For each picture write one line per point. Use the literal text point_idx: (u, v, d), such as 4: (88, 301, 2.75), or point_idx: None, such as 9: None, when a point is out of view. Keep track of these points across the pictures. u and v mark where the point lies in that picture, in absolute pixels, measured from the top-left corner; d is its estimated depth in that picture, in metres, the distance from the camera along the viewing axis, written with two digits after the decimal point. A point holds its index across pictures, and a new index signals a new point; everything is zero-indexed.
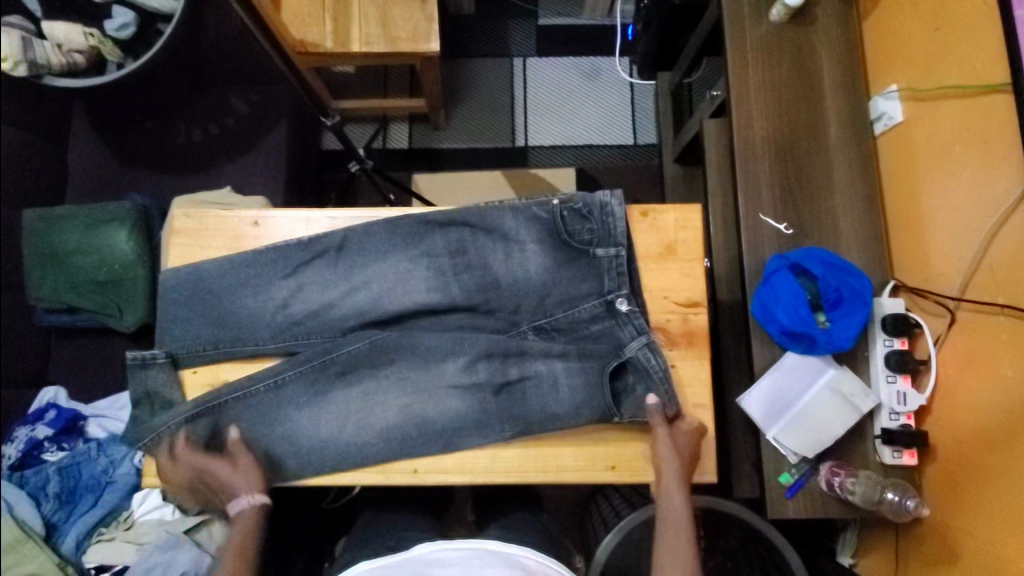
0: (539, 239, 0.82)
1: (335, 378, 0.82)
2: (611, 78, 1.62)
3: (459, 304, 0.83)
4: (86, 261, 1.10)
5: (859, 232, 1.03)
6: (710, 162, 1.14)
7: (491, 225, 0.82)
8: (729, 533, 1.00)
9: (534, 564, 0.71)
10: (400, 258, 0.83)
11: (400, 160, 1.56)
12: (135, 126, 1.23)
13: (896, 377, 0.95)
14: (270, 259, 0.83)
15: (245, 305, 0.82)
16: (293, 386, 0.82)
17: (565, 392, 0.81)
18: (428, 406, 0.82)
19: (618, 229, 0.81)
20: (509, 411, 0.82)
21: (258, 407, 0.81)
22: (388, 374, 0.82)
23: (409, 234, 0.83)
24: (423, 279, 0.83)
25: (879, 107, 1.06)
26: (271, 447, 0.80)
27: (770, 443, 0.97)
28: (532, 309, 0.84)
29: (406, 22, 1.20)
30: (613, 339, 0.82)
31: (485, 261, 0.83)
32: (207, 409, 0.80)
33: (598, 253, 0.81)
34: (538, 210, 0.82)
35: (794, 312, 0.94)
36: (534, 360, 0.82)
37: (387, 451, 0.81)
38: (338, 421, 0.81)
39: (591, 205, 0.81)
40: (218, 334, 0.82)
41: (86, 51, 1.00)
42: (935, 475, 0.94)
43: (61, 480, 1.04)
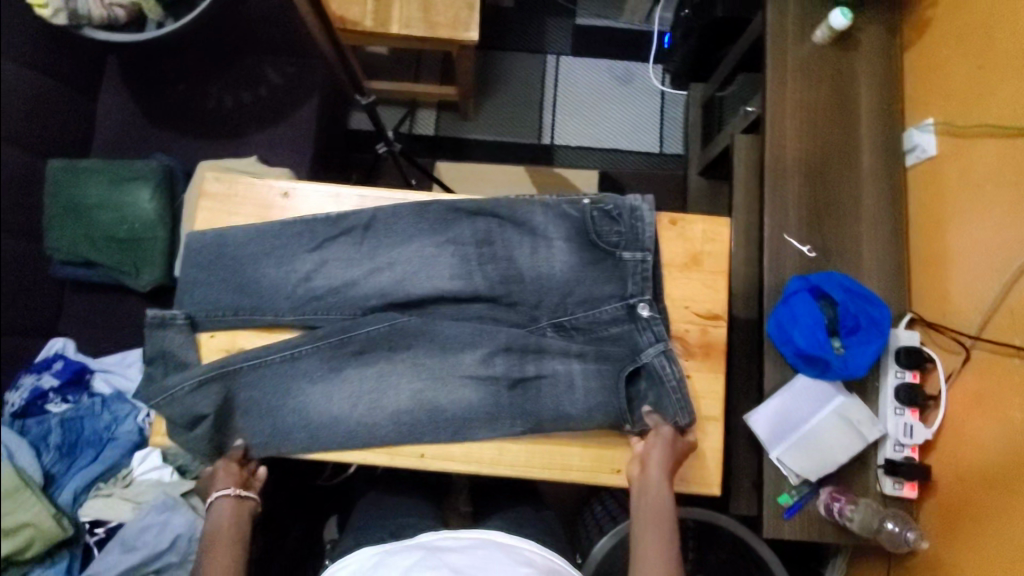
0: (566, 237, 0.83)
1: (350, 358, 0.82)
2: (642, 85, 1.62)
3: (481, 294, 0.83)
4: (107, 216, 1.09)
5: (881, 262, 1.04)
6: (738, 178, 1.14)
7: (521, 219, 0.83)
8: (717, 548, 1.00)
9: (539, 558, 0.70)
10: (426, 242, 0.83)
11: (425, 146, 1.56)
12: (167, 87, 1.23)
13: (905, 410, 0.95)
14: (298, 232, 0.83)
15: (269, 275, 0.83)
16: (309, 359, 0.82)
17: (581, 393, 0.81)
18: (441, 394, 0.82)
19: (646, 234, 0.81)
20: (521, 407, 0.81)
21: (267, 377, 0.81)
22: (401, 358, 0.83)
23: (438, 219, 0.84)
24: (447, 266, 0.83)
25: (913, 138, 1.06)
26: (281, 418, 0.81)
27: (773, 463, 0.97)
28: (553, 305, 0.84)
29: (447, 9, 1.20)
30: (631, 343, 0.82)
31: (511, 254, 0.83)
32: (219, 375, 0.79)
33: (624, 256, 0.82)
34: (568, 207, 0.83)
35: (810, 334, 0.94)
36: (547, 358, 0.82)
37: (396, 433, 0.81)
38: (350, 400, 0.81)
39: (621, 208, 0.82)
40: (239, 301, 0.83)
41: (128, 6, 0.99)
42: (933, 512, 0.93)
43: (63, 433, 1.03)
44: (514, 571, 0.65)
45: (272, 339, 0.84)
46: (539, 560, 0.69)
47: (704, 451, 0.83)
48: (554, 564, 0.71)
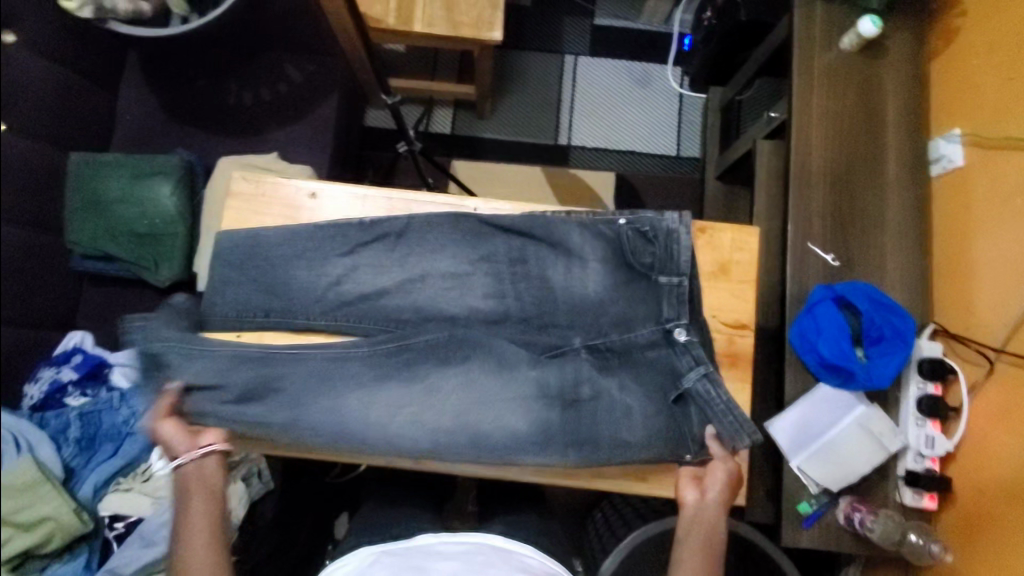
0: (602, 258, 0.84)
1: (401, 365, 0.81)
2: (661, 87, 1.61)
3: (513, 315, 0.85)
4: (127, 211, 1.09)
5: (904, 272, 1.03)
6: (758, 185, 1.14)
7: (556, 240, 0.84)
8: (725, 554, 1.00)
9: (538, 564, 0.71)
10: (460, 256, 0.84)
11: (441, 146, 1.56)
12: (188, 83, 1.23)
13: (927, 421, 0.95)
14: (329, 235, 0.84)
15: (298, 276, 0.83)
16: (355, 362, 0.80)
17: (639, 420, 0.80)
18: (487, 414, 0.79)
19: (682, 257, 0.81)
20: (554, 429, 0.80)
21: (312, 369, 0.79)
22: (452, 374, 0.80)
23: (472, 237, 0.85)
24: (481, 285, 0.84)
25: (939, 149, 1.05)
26: (320, 420, 0.78)
27: (794, 472, 0.97)
28: (588, 326, 0.84)
29: (471, 8, 1.19)
30: (668, 367, 0.82)
31: (545, 274, 0.84)
32: (258, 383, 0.78)
33: (660, 279, 0.82)
34: (604, 227, 0.84)
35: (835, 344, 0.94)
36: (598, 377, 0.82)
37: (434, 449, 0.79)
38: (392, 411, 0.79)
39: (657, 229, 0.82)
40: (267, 301, 0.83)
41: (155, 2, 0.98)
42: (951, 524, 0.93)
43: (82, 427, 1.04)
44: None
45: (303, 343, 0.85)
46: (535, 568, 0.70)
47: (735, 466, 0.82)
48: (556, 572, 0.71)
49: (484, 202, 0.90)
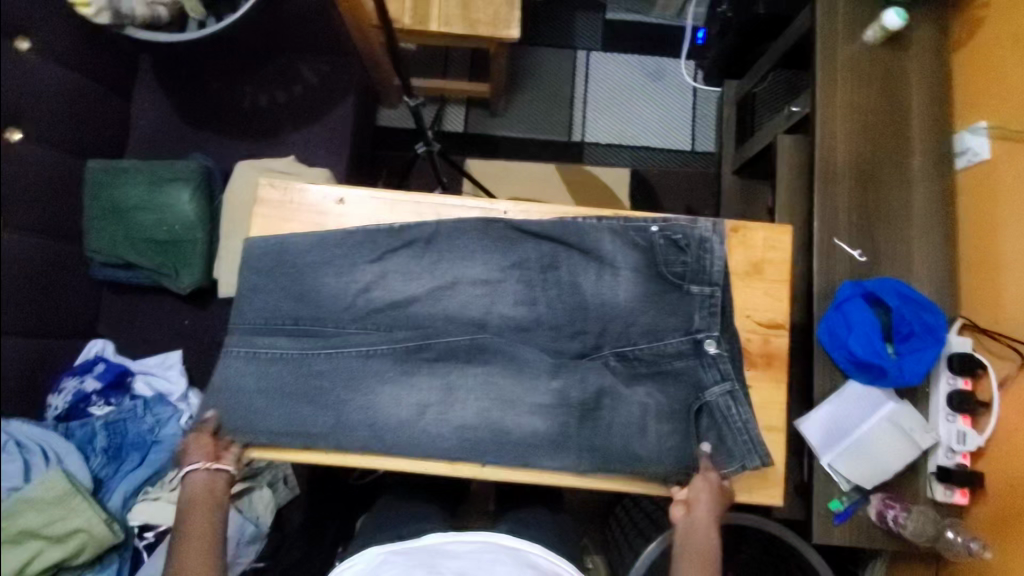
0: (634, 267, 0.82)
1: (424, 363, 0.81)
2: (674, 82, 1.60)
3: (544, 322, 0.83)
4: (146, 219, 1.08)
5: (932, 268, 1.03)
6: (782, 181, 1.13)
7: (589, 245, 0.83)
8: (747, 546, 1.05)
9: (546, 564, 0.69)
10: (490, 262, 0.83)
11: (453, 144, 1.54)
12: (203, 86, 1.21)
13: (957, 416, 0.95)
14: (357, 241, 0.83)
15: (327, 283, 0.82)
16: (379, 359, 0.81)
17: (653, 434, 0.79)
18: (509, 414, 0.80)
19: (714, 267, 0.82)
20: (585, 437, 0.79)
21: (339, 367, 0.80)
22: (475, 372, 0.81)
23: (501, 243, 0.83)
24: (512, 292, 0.83)
25: (965, 141, 1.05)
26: (350, 417, 0.79)
27: (825, 468, 0.96)
28: (616, 334, 0.83)
29: (488, 6, 1.17)
30: (694, 380, 0.81)
31: (575, 280, 0.83)
32: (300, 378, 0.79)
33: (692, 289, 0.82)
34: (636, 235, 0.83)
35: (867, 341, 0.94)
36: (620, 386, 0.81)
37: (459, 449, 0.79)
38: (420, 410, 0.80)
39: (689, 238, 0.82)
40: (296, 308, 0.82)
41: (170, 5, 0.97)
42: (983, 519, 0.93)
43: (109, 436, 1.03)
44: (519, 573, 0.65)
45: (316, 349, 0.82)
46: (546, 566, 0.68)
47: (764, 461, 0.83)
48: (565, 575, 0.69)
49: (513, 204, 0.88)
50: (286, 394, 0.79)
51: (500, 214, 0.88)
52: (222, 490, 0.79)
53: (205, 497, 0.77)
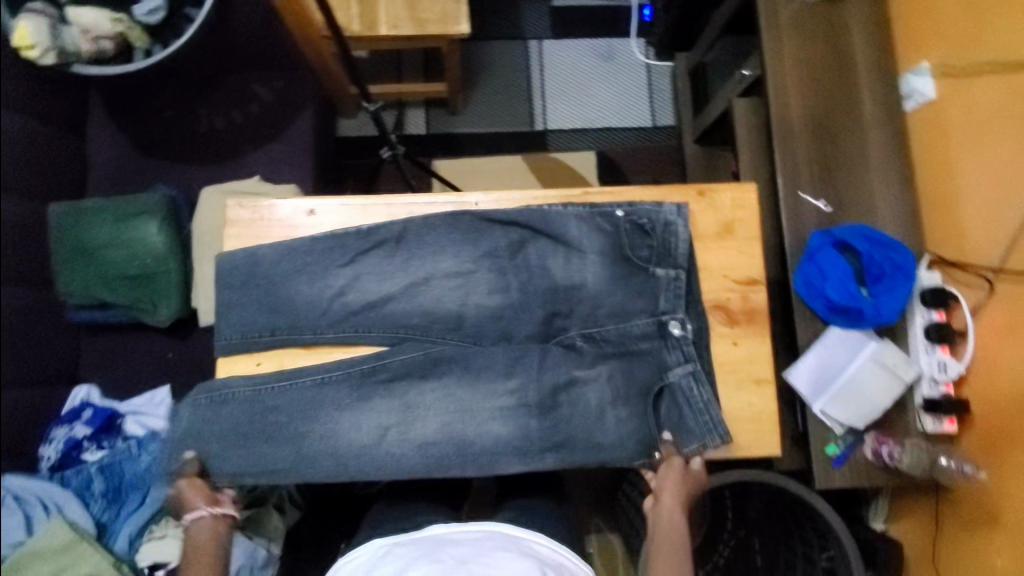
0: (600, 251, 0.83)
1: (379, 384, 0.79)
2: (627, 60, 1.62)
3: (521, 308, 0.83)
4: (116, 255, 1.06)
5: (895, 209, 1.06)
6: (742, 143, 1.15)
7: (556, 233, 0.83)
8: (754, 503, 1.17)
9: (549, 553, 0.70)
10: (461, 254, 0.83)
11: (417, 146, 1.54)
12: (157, 115, 1.19)
13: (936, 348, 0.98)
14: (328, 247, 0.83)
15: (302, 292, 0.82)
16: (334, 385, 0.79)
17: (612, 420, 0.78)
18: (470, 425, 0.78)
19: (679, 249, 0.83)
20: (552, 432, 0.79)
21: (294, 399, 0.79)
22: (432, 387, 0.79)
23: (470, 238, 0.83)
24: (485, 280, 0.83)
25: (910, 84, 1.08)
26: (311, 445, 0.78)
27: (817, 415, 0.99)
28: (584, 315, 0.84)
29: (434, 4, 1.18)
30: (659, 359, 0.82)
31: (545, 265, 0.84)
32: (257, 407, 0.78)
33: (657, 272, 0.84)
34: (602, 220, 0.84)
35: (842, 287, 0.97)
36: (587, 363, 0.81)
37: (424, 467, 0.78)
38: (380, 433, 0.78)
39: (655, 222, 0.84)
40: (274, 320, 0.82)
41: (114, 37, 0.95)
42: (974, 442, 0.96)
43: (105, 480, 1.02)
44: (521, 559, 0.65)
45: (319, 358, 0.83)
46: (545, 552, 0.69)
47: (758, 413, 0.84)
48: (563, 559, 0.70)
49: (485, 194, 0.89)
50: (264, 412, 0.78)
51: (473, 205, 0.89)
52: (224, 536, 0.77)
53: (208, 545, 0.75)
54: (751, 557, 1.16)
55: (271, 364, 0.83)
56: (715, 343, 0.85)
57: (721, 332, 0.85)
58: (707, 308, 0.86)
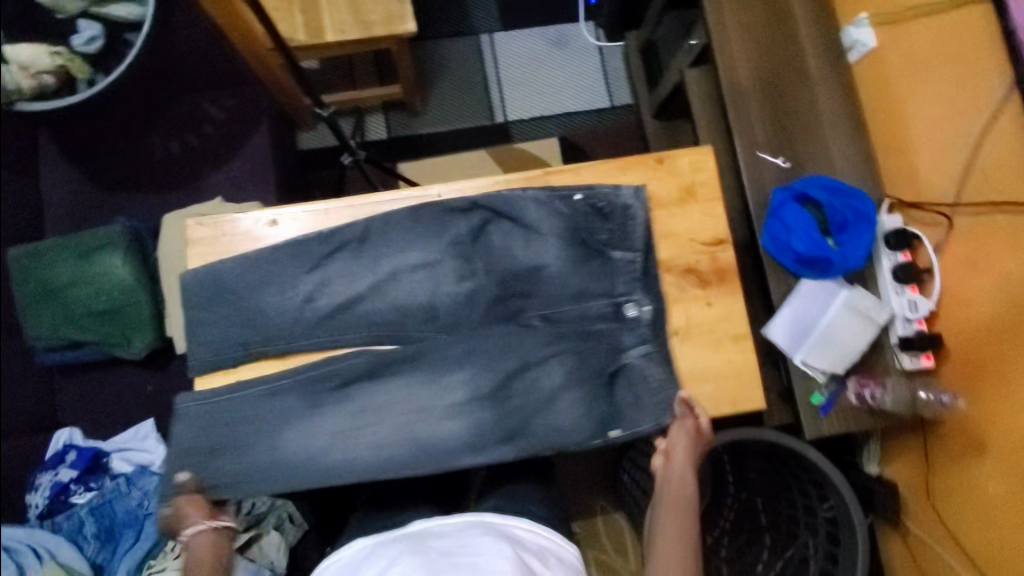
0: (558, 234, 0.84)
1: (335, 389, 0.81)
2: (579, 45, 1.63)
3: (490, 292, 0.85)
4: (82, 293, 1.04)
5: (852, 157, 1.08)
6: (697, 111, 1.17)
7: (512, 217, 0.85)
8: (751, 464, 1.19)
9: (528, 536, 0.71)
10: (425, 246, 0.84)
11: (380, 151, 1.54)
12: (108, 147, 1.17)
13: (905, 288, 1.00)
14: (291, 252, 0.83)
15: (269, 302, 0.82)
16: (290, 394, 0.81)
17: (562, 403, 0.81)
18: (424, 425, 0.81)
19: (637, 233, 0.83)
20: (504, 423, 0.81)
21: (252, 409, 0.80)
22: (388, 387, 0.82)
23: (433, 231, 0.84)
24: (452, 269, 0.84)
25: (851, 36, 1.11)
26: (258, 458, 0.79)
27: (799, 366, 1.01)
28: (540, 300, 0.85)
29: (377, 5, 1.17)
30: (615, 341, 0.83)
31: (507, 247, 0.85)
32: (211, 420, 0.80)
33: (615, 255, 0.84)
34: (560, 204, 0.84)
35: (808, 238, 0.98)
36: (543, 347, 0.83)
37: (374, 471, 0.79)
38: (337, 437, 0.80)
39: (613, 204, 0.84)
40: (242, 334, 0.82)
41: (55, 72, 0.92)
42: (953, 372, 0.99)
43: (97, 520, 1.01)
44: (501, 547, 0.66)
45: (278, 367, 0.83)
46: (526, 537, 0.71)
47: (739, 370, 0.85)
48: (545, 541, 0.72)
49: (445, 185, 0.89)
50: (211, 426, 0.80)
51: (434, 197, 0.89)
52: (226, 551, 0.75)
53: (210, 560, 0.73)
54: (757, 516, 1.20)
55: (245, 373, 0.83)
56: (690, 306, 0.86)
57: (694, 295, 0.86)
58: (679, 273, 0.87)
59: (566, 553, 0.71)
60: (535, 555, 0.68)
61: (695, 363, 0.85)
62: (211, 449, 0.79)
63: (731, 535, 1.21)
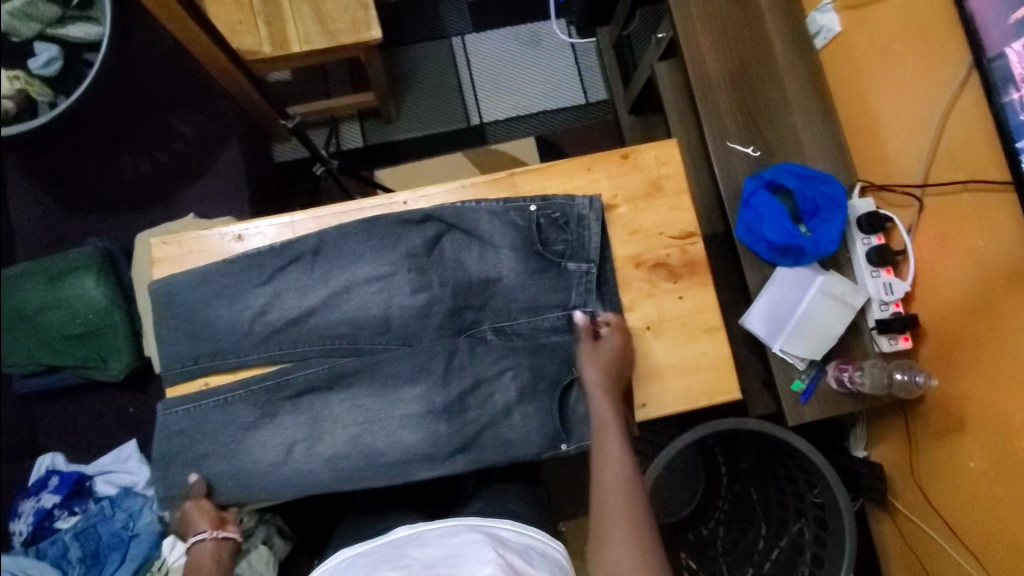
0: (512, 245, 0.85)
1: (286, 402, 0.82)
2: (552, 43, 1.63)
3: (444, 302, 0.84)
4: (56, 318, 1.04)
5: (822, 142, 1.08)
6: (669, 105, 1.18)
7: (468, 229, 0.85)
8: (744, 455, 1.20)
9: (513, 536, 0.70)
10: (380, 258, 0.84)
11: (357, 160, 1.53)
12: (77, 169, 1.16)
13: (880, 270, 1.00)
14: (243, 267, 0.83)
15: (220, 314, 0.83)
16: (239, 405, 0.81)
17: (517, 415, 0.82)
18: (379, 434, 0.81)
19: (591, 244, 0.85)
20: (460, 435, 0.81)
21: (198, 420, 0.81)
22: (338, 400, 0.82)
23: (382, 245, 0.84)
24: (406, 281, 0.84)
25: (817, 21, 1.11)
26: (215, 468, 0.80)
27: (778, 354, 1.00)
28: (496, 310, 0.86)
29: (342, 13, 1.15)
30: (569, 354, 0.84)
31: (459, 260, 0.85)
32: (168, 433, 0.81)
33: (569, 266, 0.85)
34: (516, 215, 0.85)
35: (779, 226, 0.98)
36: (501, 355, 0.83)
37: (333, 480, 0.80)
38: (286, 451, 0.80)
39: (569, 215, 0.86)
40: (195, 347, 0.83)
41: (14, 96, 0.90)
42: (931, 355, 1.00)
43: (82, 544, 0.99)
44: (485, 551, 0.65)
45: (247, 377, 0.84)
46: (512, 538, 0.69)
47: (713, 361, 0.85)
48: (531, 540, 0.71)
49: (412, 192, 0.89)
50: (168, 441, 0.80)
51: (401, 205, 0.89)
52: (228, 559, 0.79)
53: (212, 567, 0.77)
54: (754, 509, 1.19)
55: (216, 385, 0.84)
56: (662, 300, 0.86)
57: (665, 289, 0.87)
58: (649, 268, 0.87)
59: (548, 548, 0.70)
60: (519, 554, 0.66)
61: (669, 356, 0.85)
62: (169, 456, 0.80)
63: (726, 525, 1.20)
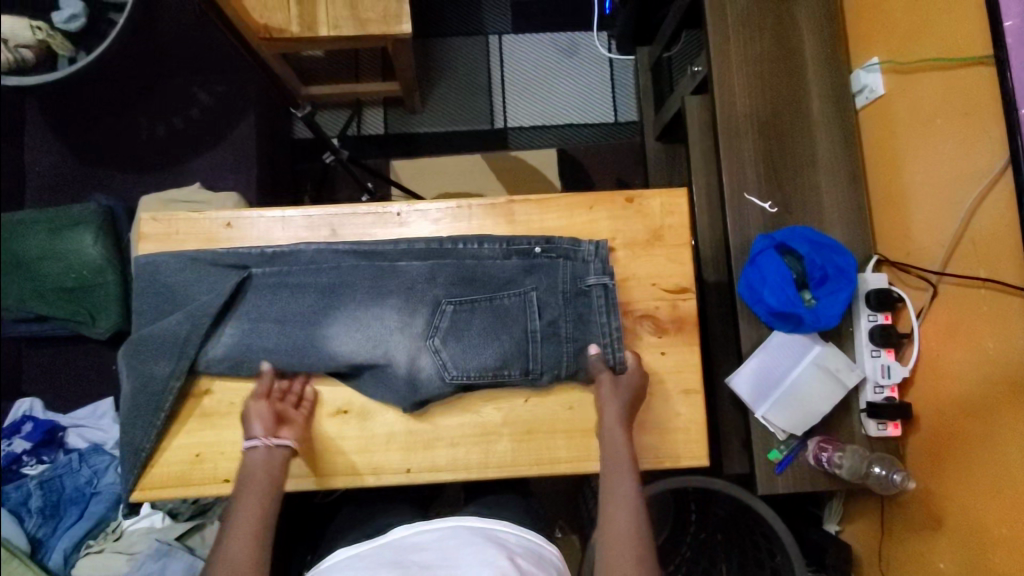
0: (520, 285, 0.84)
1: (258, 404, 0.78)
2: (590, 55, 1.58)
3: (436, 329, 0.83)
4: (53, 267, 1.05)
5: (843, 208, 1.03)
6: (693, 143, 1.14)
7: (468, 276, 0.84)
8: (720, 501, 1.04)
9: (513, 538, 0.69)
10: (378, 276, 0.84)
11: (375, 147, 1.51)
12: (95, 123, 1.18)
13: (881, 351, 0.96)
14: (229, 263, 0.83)
15: (199, 298, 0.82)
16: None
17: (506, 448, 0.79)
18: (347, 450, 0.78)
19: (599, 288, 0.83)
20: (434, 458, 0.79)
21: None
22: None
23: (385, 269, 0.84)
24: (399, 303, 0.84)
25: (861, 79, 1.05)
26: None
27: (760, 420, 0.98)
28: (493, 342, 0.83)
29: (375, 2, 1.12)
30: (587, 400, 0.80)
31: (462, 286, 0.84)
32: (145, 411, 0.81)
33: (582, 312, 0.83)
34: (520, 259, 0.84)
35: (780, 291, 0.94)
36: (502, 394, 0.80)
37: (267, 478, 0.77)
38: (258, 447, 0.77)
39: (573, 258, 0.84)
40: (166, 324, 0.81)
41: (34, 46, 0.92)
42: (919, 447, 0.96)
43: (43, 496, 1.01)
44: (489, 555, 0.63)
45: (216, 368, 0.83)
46: (512, 540, 0.68)
47: (685, 424, 0.85)
48: (532, 543, 0.69)
49: (407, 204, 0.89)
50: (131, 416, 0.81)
51: (394, 216, 0.89)
52: (280, 466, 0.78)
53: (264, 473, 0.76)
54: (716, 565, 1.03)
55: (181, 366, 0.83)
56: (644, 353, 0.85)
57: (649, 342, 0.85)
58: (637, 318, 0.86)
59: (545, 550, 0.69)
60: (525, 559, 0.65)
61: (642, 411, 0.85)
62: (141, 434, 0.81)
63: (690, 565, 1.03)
